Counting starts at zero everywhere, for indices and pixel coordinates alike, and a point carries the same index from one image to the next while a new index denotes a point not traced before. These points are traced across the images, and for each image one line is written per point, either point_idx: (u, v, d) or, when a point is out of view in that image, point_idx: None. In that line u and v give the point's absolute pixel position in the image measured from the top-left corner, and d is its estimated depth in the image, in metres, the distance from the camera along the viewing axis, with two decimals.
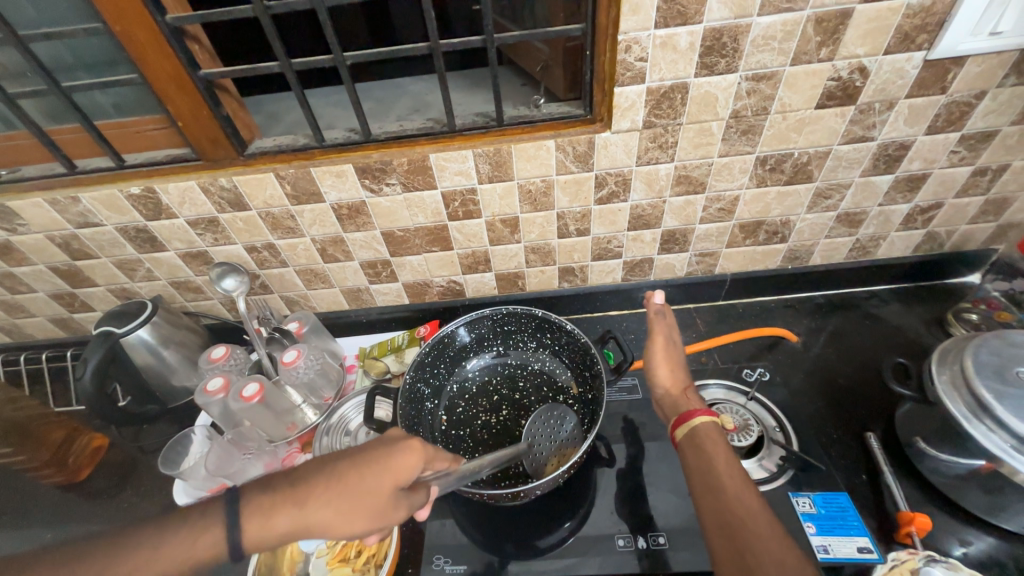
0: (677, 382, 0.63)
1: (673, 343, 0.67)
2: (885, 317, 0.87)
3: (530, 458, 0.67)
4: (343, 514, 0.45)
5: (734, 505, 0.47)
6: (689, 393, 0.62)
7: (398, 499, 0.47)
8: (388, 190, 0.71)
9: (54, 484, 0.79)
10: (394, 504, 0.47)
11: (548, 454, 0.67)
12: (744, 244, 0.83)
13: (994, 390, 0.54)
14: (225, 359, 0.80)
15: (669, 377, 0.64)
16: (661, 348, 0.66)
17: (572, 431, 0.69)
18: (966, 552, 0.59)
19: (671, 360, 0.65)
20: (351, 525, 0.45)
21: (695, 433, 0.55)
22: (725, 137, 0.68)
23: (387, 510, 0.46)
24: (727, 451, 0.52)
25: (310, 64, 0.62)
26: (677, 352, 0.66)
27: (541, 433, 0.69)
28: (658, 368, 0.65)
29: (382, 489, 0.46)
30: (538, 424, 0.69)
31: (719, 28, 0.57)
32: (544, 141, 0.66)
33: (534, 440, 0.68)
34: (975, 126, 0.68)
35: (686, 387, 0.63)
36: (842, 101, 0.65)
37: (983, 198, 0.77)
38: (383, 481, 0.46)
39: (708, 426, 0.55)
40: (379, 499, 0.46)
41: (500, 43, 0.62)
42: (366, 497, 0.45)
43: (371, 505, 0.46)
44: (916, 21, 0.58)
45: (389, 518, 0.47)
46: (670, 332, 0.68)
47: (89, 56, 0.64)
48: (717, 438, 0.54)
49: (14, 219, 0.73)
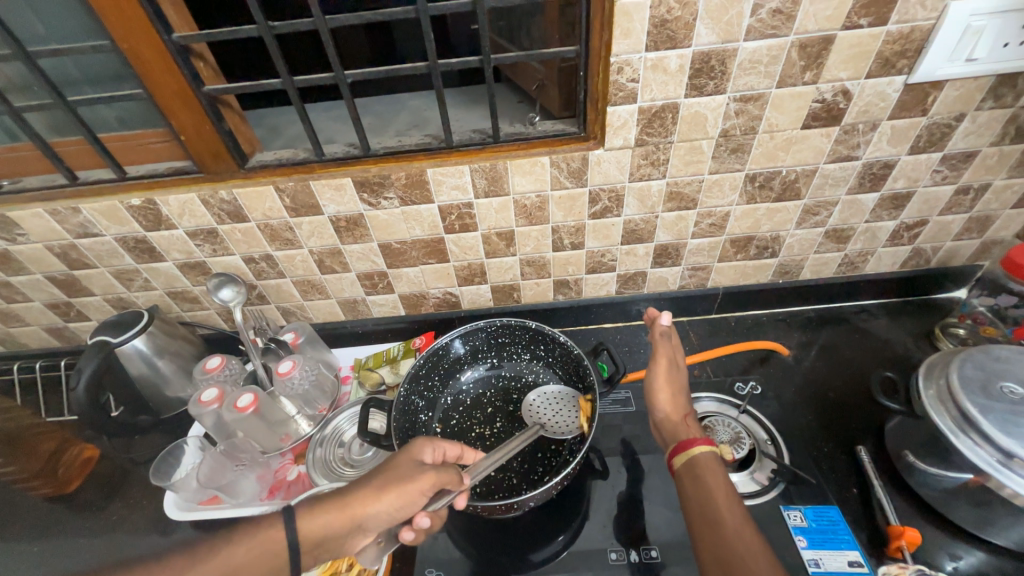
0: (678, 408, 0.63)
1: (677, 366, 0.66)
2: (874, 331, 0.88)
3: (555, 431, 0.71)
4: (373, 488, 0.51)
5: (734, 543, 0.47)
6: (689, 421, 0.61)
7: (419, 468, 0.54)
8: (386, 204, 0.73)
9: (42, 496, 0.78)
10: (416, 472, 0.53)
11: (568, 418, 0.72)
12: (736, 259, 0.84)
13: (979, 404, 0.55)
14: (220, 369, 0.79)
15: (669, 403, 0.63)
16: (664, 372, 0.65)
17: (570, 389, 0.75)
18: (957, 566, 0.59)
19: (673, 385, 0.64)
20: (384, 496, 0.51)
21: (693, 463, 0.55)
22: (715, 154, 0.70)
23: (411, 478, 0.53)
24: (726, 481, 0.53)
25: (312, 81, 0.63)
26: (680, 377, 0.65)
27: (551, 409, 0.74)
28: (660, 392, 0.64)
29: (403, 464, 0.54)
30: (536, 412, 0.74)
31: (708, 51, 0.60)
32: (539, 158, 0.68)
33: (550, 420, 0.72)
34: (956, 147, 0.70)
35: (686, 415, 0.62)
36: (827, 122, 0.67)
37: (966, 216, 0.79)
38: (402, 459, 0.55)
39: (708, 455, 0.55)
40: (402, 471, 0.54)
41: (497, 63, 0.64)
42: (391, 471, 0.53)
43: (397, 477, 0.53)
44: (896, 47, 0.60)
45: (416, 484, 0.52)
46: (673, 356, 0.66)
47: (94, 72, 0.66)
48: (715, 469, 0.54)
49: (14, 229, 0.74)
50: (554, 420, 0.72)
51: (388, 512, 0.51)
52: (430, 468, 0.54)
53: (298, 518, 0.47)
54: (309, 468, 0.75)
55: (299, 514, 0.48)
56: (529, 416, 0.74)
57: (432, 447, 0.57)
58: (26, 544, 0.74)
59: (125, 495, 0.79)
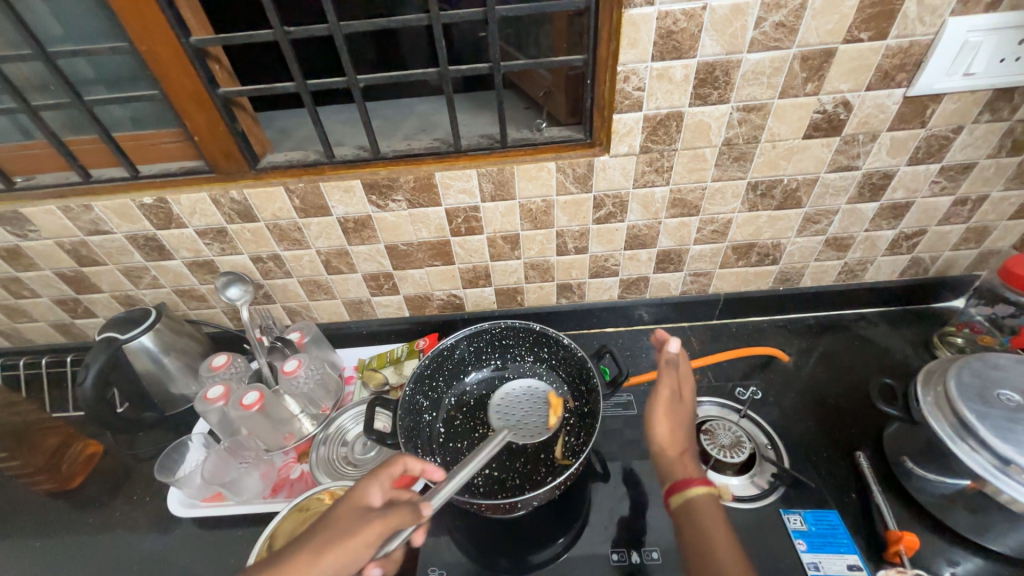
0: (675, 443, 0.60)
1: (680, 397, 0.63)
2: (873, 338, 0.89)
3: (525, 433, 0.74)
4: (312, 551, 0.48)
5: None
6: (684, 459, 0.59)
7: (363, 516, 0.52)
8: (394, 206, 0.74)
9: (47, 491, 0.79)
10: (359, 522, 0.51)
11: (537, 415, 0.75)
12: (737, 265, 0.85)
13: (977, 411, 0.55)
14: (226, 367, 0.80)
15: (667, 436, 0.60)
16: (664, 402, 0.62)
17: (538, 382, 0.80)
18: (955, 572, 0.60)
19: (673, 417, 0.62)
20: (325, 557, 0.48)
21: (690, 506, 0.53)
22: (719, 162, 0.71)
23: (353, 528, 0.50)
24: (723, 528, 0.51)
25: (325, 85, 0.65)
26: (684, 409, 0.63)
27: (521, 408, 0.77)
28: (658, 423, 0.61)
29: (346, 515, 0.52)
30: (507, 413, 0.77)
31: (712, 62, 0.61)
32: (545, 163, 0.69)
33: (520, 421, 0.75)
34: (954, 158, 0.72)
35: (681, 452, 0.59)
36: (828, 133, 0.68)
37: (964, 226, 0.80)
38: (345, 509, 0.53)
39: (706, 498, 0.54)
40: (345, 524, 0.51)
41: (506, 70, 0.66)
42: (333, 527, 0.51)
43: (340, 532, 0.50)
44: (895, 61, 0.62)
45: (360, 537, 0.50)
46: (676, 386, 0.63)
47: (111, 73, 0.67)
48: (713, 513, 0.53)
49: (26, 226, 0.75)
50: (524, 419, 0.75)
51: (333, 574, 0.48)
52: (376, 514, 0.52)
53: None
54: (312, 467, 0.75)
55: None
56: (499, 417, 0.76)
57: (378, 489, 0.55)
58: (30, 539, 0.75)
59: (129, 491, 0.79)
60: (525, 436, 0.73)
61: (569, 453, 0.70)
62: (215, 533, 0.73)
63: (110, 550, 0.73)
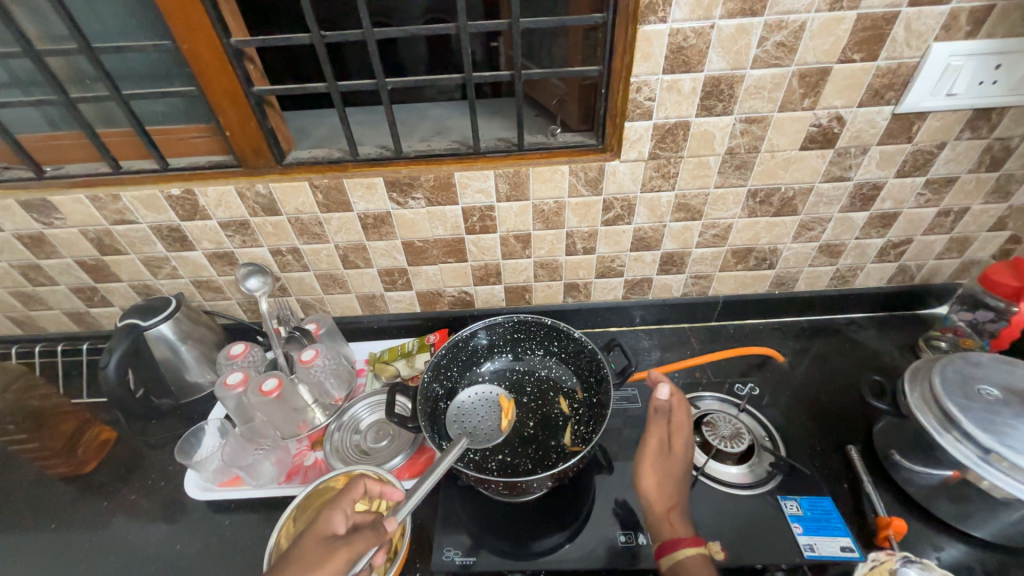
0: (665, 498, 0.63)
1: (671, 451, 0.66)
2: (863, 341, 0.94)
3: (481, 438, 0.74)
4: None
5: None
6: (672, 515, 0.61)
7: (330, 545, 0.53)
8: (413, 203, 0.77)
9: (62, 476, 0.80)
10: (328, 551, 0.52)
11: (490, 419, 0.77)
12: (736, 269, 0.90)
13: (959, 404, 0.60)
14: (244, 356, 0.82)
15: (655, 491, 0.63)
16: (652, 455, 0.66)
17: (488, 387, 0.81)
18: (940, 557, 0.63)
19: (662, 470, 0.65)
20: None
21: (678, 566, 0.56)
22: (721, 170, 0.75)
23: (321, 557, 0.52)
24: None
25: (354, 86, 0.68)
26: (677, 463, 0.65)
27: (474, 414, 0.78)
28: (646, 478, 0.64)
29: (312, 547, 0.53)
30: (462, 421, 0.77)
31: (718, 76, 0.66)
32: (559, 166, 0.73)
33: (476, 427, 0.76)
34: (939, 172, 0.77)
35: (669, 508, 0.62)
36: (823, 145, 0.73)
37: (947, 237, 0.86)
38: (309, 541, 0.53)
39: (695, 558, 0.56)
40: (312, 556, 0.52)
41: (524, 78, 0.70)
42: (300, 559, 0.51)
43: (308, 565, 0.51)
44: (885, 80, 0.67)
45: (329, 567, 0.51)
46: (664, 440, 0.67)
47: (148, 70, 0.71)
48: (701, 570, 0.55)
49: (53, 214, 0.77)
50: (479, 425, 0.76)
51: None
52: (342, 542, 0.53)
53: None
54: (327, 453, 0.78)
55: None
56: (455, 426, 0.76)
57: (341, 517, 0.56)
58: (43, 521, 0.75)
59: (142, 477, 0.81)
60: (482, 441, 0.74)
61: (578, 442, 0.73)
62: (229, 517, 0.74)
63: (124, 533, 0.74)
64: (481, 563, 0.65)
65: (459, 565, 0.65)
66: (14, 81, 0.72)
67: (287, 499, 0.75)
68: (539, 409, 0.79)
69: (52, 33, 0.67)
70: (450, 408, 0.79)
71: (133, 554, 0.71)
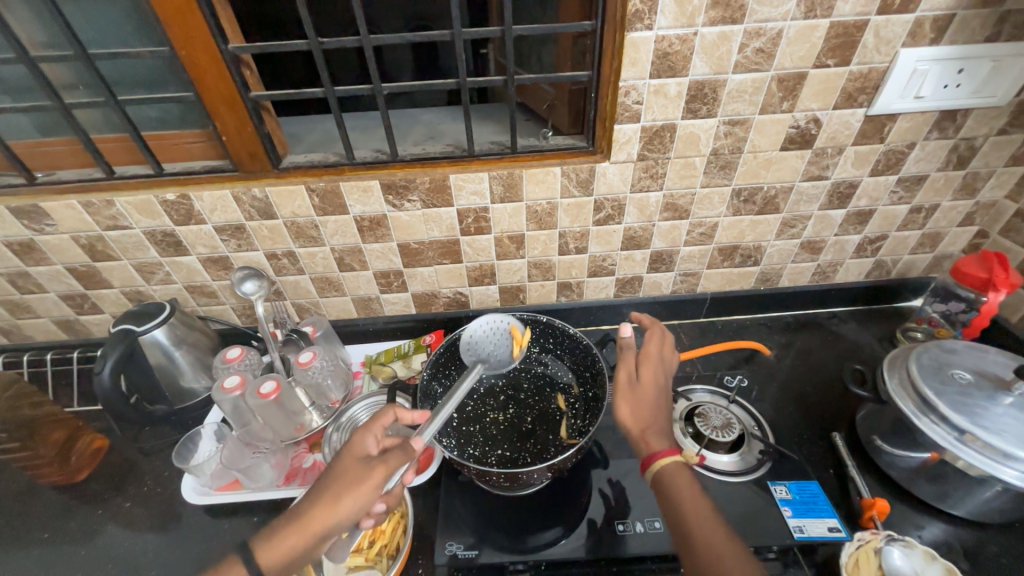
0: (639, 420, 0.61)
1: (640, 379, 0.64)
2: (844, 334, 0.98)
3: (494, 364, 0.75)
4: (329, 500, 0.52)
5: (701, 546, 0.51)
6: (648, 436, 0.60)
7: (366, 465, 0.54)
8: (409, 206, 0.79)
9: (53, 485, 0.80)
10: (364, 471, 0.54)
11: (502, 346, 0.77)
12: (722, 266, 0.93)
13: (935, 389, 0.63)
14: (240, 360, 0.83)
15: (629, 416, 0.61)
16: (623, 387, 0.64)
17: (499, 314, 0.78)
18: (922, 535, 0.66)
19: (634, 397, 0.63)
20: (339, 504, 0.52)
21: (659, 479, 0.57)
22: (707, 170, 0.79)
23: (358, 477, 0.53)
24: (692, 493, 0.55)
25: (351, 91, 0.70)
26: (647, 389, 0.63)
27: (485, 343, 0.77)
28: (619, 407, 0.62)
29: (350, 467, 0.54)
30: (474, 350, 0.77)
31: (702, 81, 0.69)
32: (551, 167, 0.76)
33: (489, 354, 0.76)
34: (910, 171, 0.81)
35: (644, 428, 0.60)
36: (801, 146, 0.77)
37: (920, 232, 0.90)
38: (347, 461, 0.55)
39: (673, 467, 0.57)
40: (352, 474, 0.54)
41: (517, 83, 0.72)
42: (341, 478, 0.54)
43: (347, 483, 0.53)
44: (857, 84, 0.71)
45: (367, 484, 0.53)
46: (633, 370, 0.65)
47: (143, 76, 0.71)
48: (681, 477, 0.56)
49: (44, 221, 0.77)
50: (492, 350, 0.76)
51: (350, 515, 0.52)
52: (375, 461, 0.55)
53: (263, 549, 0.51)
54: (326, 454, 0.78)
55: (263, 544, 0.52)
56: (468, 354, 0.77)
57: (372, 438, 0.57)
58: (34, 532, 0.74)
59: (136, 485, 0.80)
60: (495, 367, 0.75)
61: (575, 434, 0.75)
62: (228, 521, 0.74)
63: (120, 539, 0.73)
64: (483, 556, 0.66)
65: (461, 559, 0.66)
66: (4, 87, 0.72)
67: (286, 500, 0.75)
68: (537, 405, 0.80)
69: (47, 39, 0.67)
70: (463, 339, 0.78)
71: (129, 562, 0.71)
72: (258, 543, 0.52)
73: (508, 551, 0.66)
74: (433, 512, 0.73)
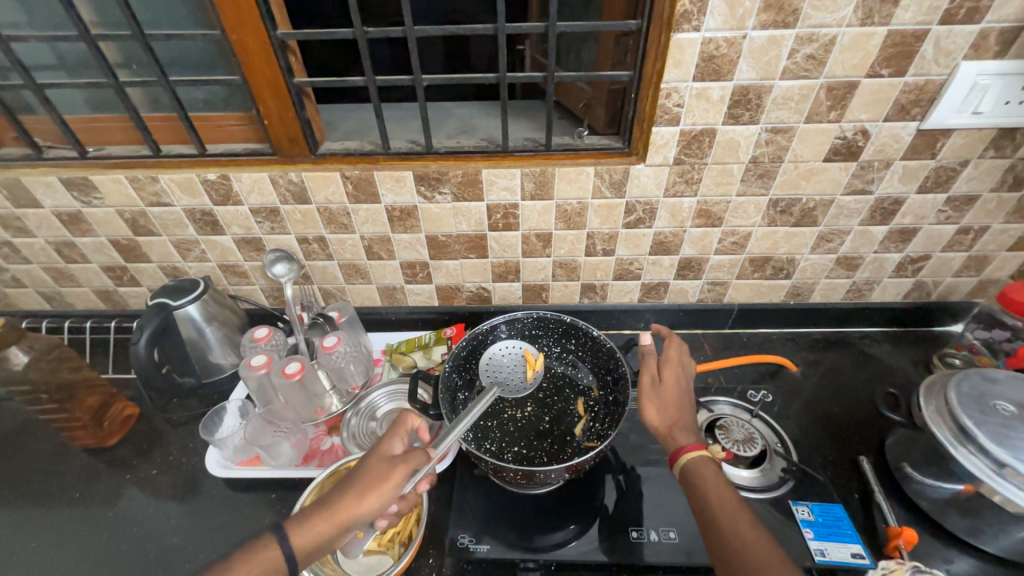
0: (665, 418, 0.61)
1: (663, 381, 0.65)
2: (876, 355, 0.95)
3: (511, 389, 0.81)
4: (355, 492, 0.53)
5: (730, 536, 0.50)
6: (675, 431, 0.60)
7: (392, 461, 0.56)
8: (440, 198, 0.79)
9: (85, 448, 0.83)
10: (390, 466, 0.56)
11: (517, 371, 0.83)
12: (752, 277, 0.91)
13: (975, 418, 0.60)
14: (267, 340, 0.85)
15: (655, 415, 0.62)
16: (646, 388, 0.64)
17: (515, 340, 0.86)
18: (950, 569, 0.64)
19: (658, 397, 0.63)
20: (364, 498, 0.53)
21: (686, 472, 0.56)
22: (744, 178, 0.77)
23: (385, 471, 0.55)
24: (722, 489, 0.54)
25: (390, 81, 0.70)
26: (671, 390, 0.64)
27: (503, 367, 0.83)
28: (645, 407, 0.63)
29: (377, 465, 0.56)
30: (492, 371, 0.83)
31: (747, 86, 0.67)
32: (585, 167, 0.75)
33: (504, 378, 0.82)
34: (960, 189, 0.78)
35: (671, 425, 0.61)
36: (846, 157, 0.74)
37: (966, 254, 0.86)
38: (375, 460, 0.57)
39: (700, 462, 0.56)
40: (378, 471, 0.55)
41: (556, 81, 0.71)
42: (368, 474, 0.55)
43: (374, 479, 0.54)
44: (911, 96, 0.68)
45: (392, 481, 0.54)
46: (655, 373, 0.65)
47: (193, 58, 0.74)
48: (709, 471, 0.55)
49: (92, 193, 0.80)
50: (510, 377, 0.83)
51: (373, 510, 0.53)
52: (401, 459, 0.56)
53: (288, 534, 0.50)
54: (344, 438, 0.80)
55: (289, 527, 0.50)
56: (487, 376, 0.82)
57: (398, 441, 0.60)
58: (66, 491, 0.78)
59: (162, 453, 0.83)
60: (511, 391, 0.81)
61: (594, 437, 0.74)
62: (248, 495, 0.76)
63: (145, 505, 0.76)
64: (495, 551, 0.66)
65: (473, 553, 0.66)
66: (62, 64, 0.75)
67: (303, 480, 0.77)
68: (555, 405, 0.80)
69: (107, 19, 0.70)
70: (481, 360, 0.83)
71: (152, 527, 0.73)
72: (284, 527, 0.50)
73: (520, 548, 0.66)
74: (446, 505, 0.73)
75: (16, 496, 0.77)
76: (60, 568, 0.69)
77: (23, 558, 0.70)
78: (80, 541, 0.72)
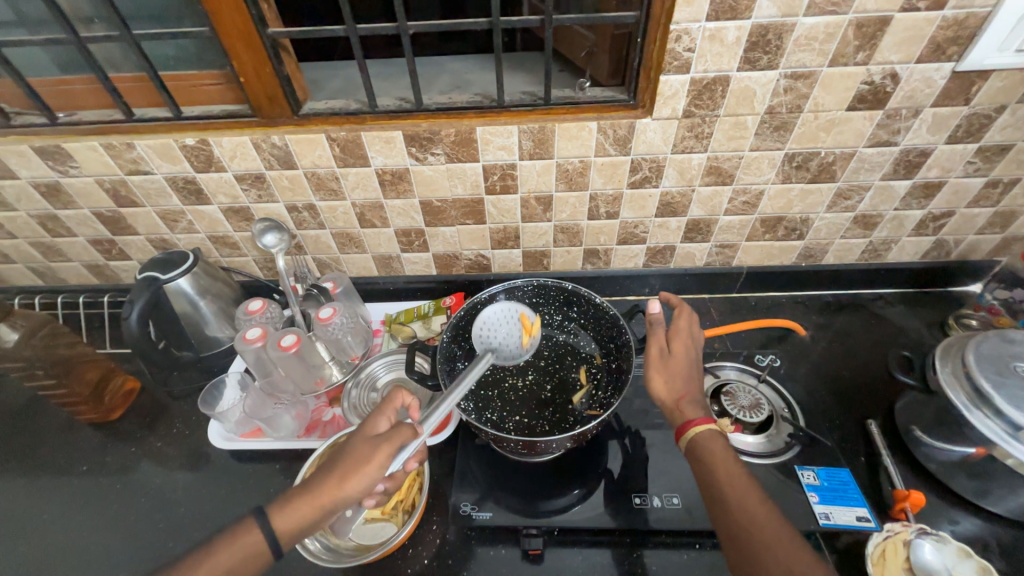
0: (672, 391, 0.59)
1: (671, 354, 0.63)
2: (888, 317, 0.92)
3: (504, 354, 0.75)
4: (338, 475, 0.52)
5: (736, 510, 0.49)
6: (682, 405, 0.58)
7: (375, 442, 0.55)
8: (433, 159, 0.74)
9: (90, 424, 0.83)
10: (373, 447, 0.54)
11: (512, 336, 0.76)
12: (763, 239, 0.87)
13: (993, 380, 0.58)
14: (262, 312, 0.83)
15: (663, 388, 0.60)
16: (654, 361, 0.63)
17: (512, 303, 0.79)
18: (954, 530, 0.64)
19: (666, 369, 0.61)
20: (346, 480, 0.52)
21: (693, 446, 0.55)
22: (758, 131, 0.71)
23: (367, 453, 0.54)
24: (729, 463, 0.52)
25: (373, 30, 0.64)
26: (679, 362, 0.62)
27: (497, 330, 0.77)
28: (652, 380, 0.61)
29: (360, 446, 0.55)
30: (486, 335, 0.77)
31: (766, 25, 0.61)
32: (587, 122, 0.70)
33: (500, 343, 0.76)
34: (993, 139, 0.72)
35: (679, 397, 0.59)
36: (872, 105, 0.68)
37: (992, 210, 0.81)
38: (358, 440, 0.56)
39: (708, 436, 0.54)
40: (360, 452, 0.54)
41: (555, 25, 0.65)
42: (351, 456, 0.54)
43: (356, 460, 0.53)
44: (949, 33, 0.61)
45: (375, 460, 0.53)
46: (664, 345, 0.63)
47: (159, 9, 0.68)
48: (716, 446, 0.53)
49: (68, 162, 0.76)
50: (502, 341, 0.76)
51: (356, 492, 0.52)
52: (383, 438, 0.55)
53: (272, 517, 0.50)
54: (345, 409, 0.79)
55: (272, 509, 0.51)
56: (479, 339, 0.77)
57: (383, 419, 0.58)
58: (75, 464, 0.79)
59: (166, 426, 0.83)
60: (505, 357, 0.75)
61: (596, 406, 0.73)
62: (253, 466, 0.77)
63: (151, 476, 0.77)
64: (498, 518, 0.66)
65: (475, 520, 0.66)
66: (21, 20, 0.69)
67: (306, 451, 0.77)
68: (557, 373, 0.79)
69: None
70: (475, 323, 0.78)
71: (161, 497, 0.74)
72: (267, 510, 0.50)
73: (523, 514, 0.66)
74: (449, 473, 0.73)
75: (25, 469, 0.78)
76: (74, 537, 0.70)
77: (38, 528, 0.71)
78: (91, 512, 0.73)
